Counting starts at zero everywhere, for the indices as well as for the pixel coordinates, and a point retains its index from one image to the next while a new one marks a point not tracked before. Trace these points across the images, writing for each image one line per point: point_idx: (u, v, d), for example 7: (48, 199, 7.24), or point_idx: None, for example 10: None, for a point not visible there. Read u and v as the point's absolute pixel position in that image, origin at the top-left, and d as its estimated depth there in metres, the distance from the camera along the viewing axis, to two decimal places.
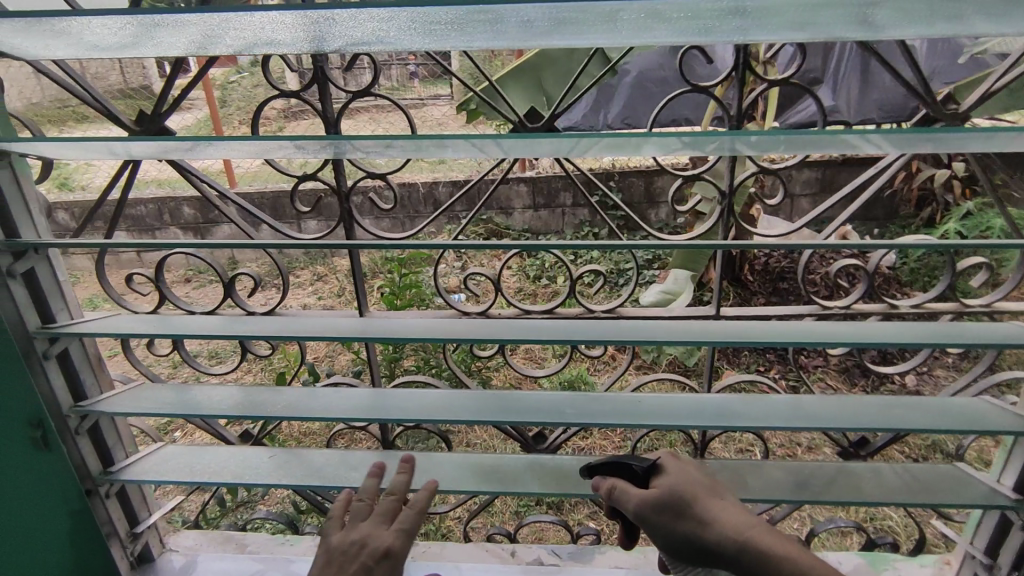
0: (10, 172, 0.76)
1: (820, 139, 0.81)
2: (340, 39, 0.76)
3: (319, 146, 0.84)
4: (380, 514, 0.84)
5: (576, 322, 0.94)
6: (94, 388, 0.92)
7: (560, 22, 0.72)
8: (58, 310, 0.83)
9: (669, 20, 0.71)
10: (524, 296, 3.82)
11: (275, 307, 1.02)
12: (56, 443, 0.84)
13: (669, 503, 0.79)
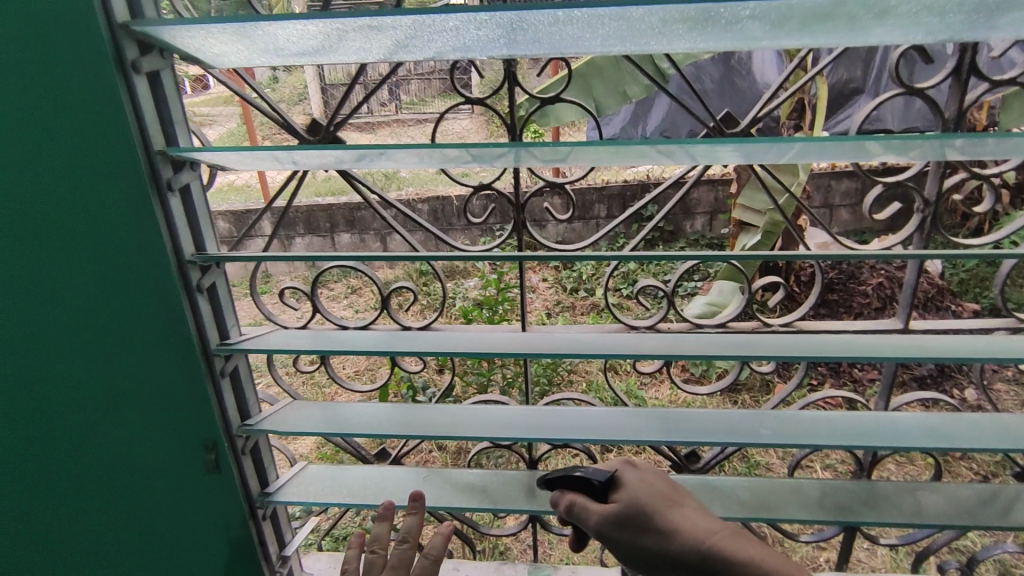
0: (201, 188, 0.77)
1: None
2: (542, 43, 0.69)
3: (497, 156, 0.81)
4: (394, 567, 0.79)
5: (749, 337, 0.88)
6: (254, 407, 0.91)
7: (788, 25, 0.64)
8: (231, 326, 0.84)
9: (919, 22, 0.63)
10: (563, 309, 3.77)
11: (430, 322, 0.99)
12: (226, 466, 0.86)
13: (632, 517, 0.72)
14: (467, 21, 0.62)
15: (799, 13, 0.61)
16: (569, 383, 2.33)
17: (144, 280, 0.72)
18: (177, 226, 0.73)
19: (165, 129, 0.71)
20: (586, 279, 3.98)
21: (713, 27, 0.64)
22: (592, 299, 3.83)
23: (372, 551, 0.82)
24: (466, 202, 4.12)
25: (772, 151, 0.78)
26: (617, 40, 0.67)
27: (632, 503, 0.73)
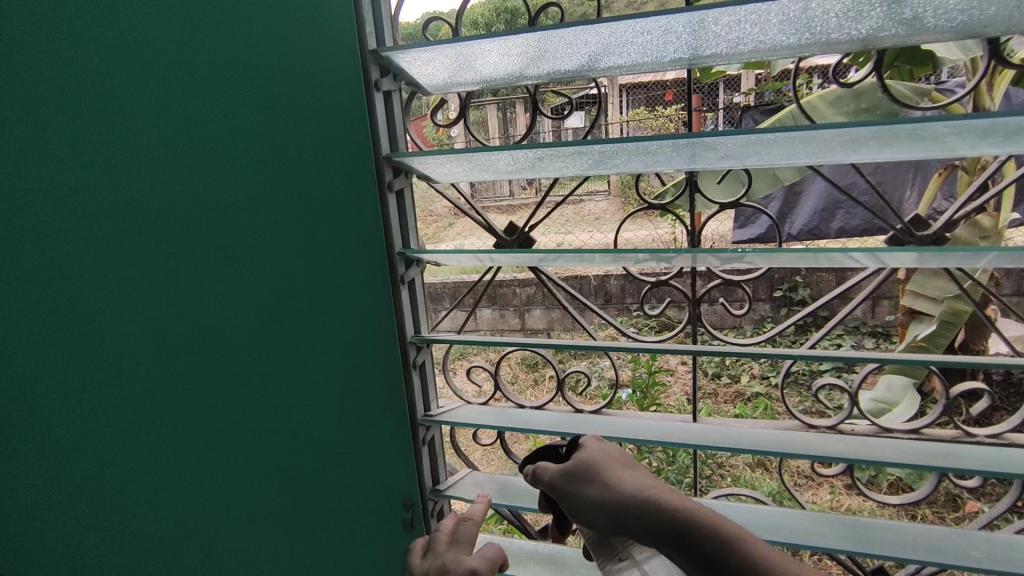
0: (422, 280, 0.95)
1: None
2: (722, 157, 0.77)
3: (674, 257, 0.88)
4: (465, 540, 0.87)
5: (936, 445, 0.85)
6: (444, 475, 1.04)
7: (980, 134, 0.67)
8: (433, 399, 0.99)
9: None
10: (704, 396, 3.61)
11: (600, 406, 1.05)
12: (418, 526, 1.02)
13: (580, 471, 0.79)
14: (663, 144, 0.73)
15: (1007, 123, 0.63)
16: (716, 476, 2.21)
17: (377, 362, 0.96)
18: (404, 313, 0.92)
19: (402, 232, 0.91)
20: (728, 365, 3.82)
21: (899, 138, 0.69)
22: (736, 387, 3.64)
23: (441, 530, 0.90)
24: (603, 283, 4.23)
25: (976, 257, 0.76)
26: (798, 152, 0.74)
27: (584, 459, 0.80)
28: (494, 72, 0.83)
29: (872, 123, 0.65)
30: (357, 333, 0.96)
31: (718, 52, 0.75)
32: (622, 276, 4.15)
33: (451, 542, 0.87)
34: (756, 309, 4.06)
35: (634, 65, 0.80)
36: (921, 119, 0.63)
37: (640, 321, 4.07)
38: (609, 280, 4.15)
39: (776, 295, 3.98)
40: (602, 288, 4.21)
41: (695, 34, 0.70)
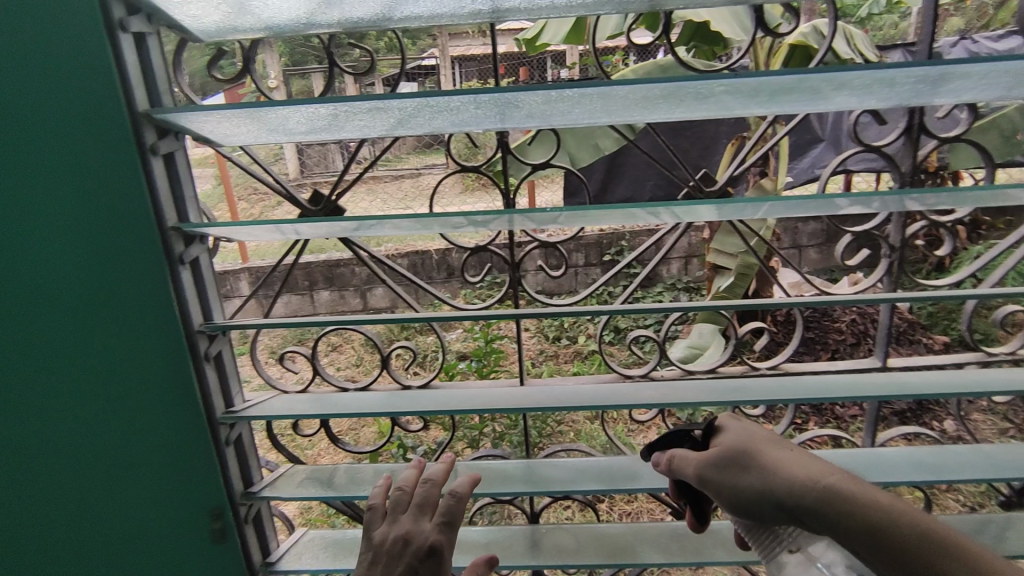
0: (209, 260, 0.85)
1: (983, 194, 0.84)
2: (530, 115, 0.77)
3: (493, 220, 0.86)
4: (419, 505, 0.86)
5: (734, 381, 0.94)
6: (257, 473, 0.97)
7: (763, 91, 0.72)
8: (235, 393, 0.90)
9: (866, 84, 0.73)
10: (547, 358, 3.79)
11: (428, 379, 1.01)
12: (231, 535, 0.91)
13: (732, 461, 0.78)
14: (465, 99, 0.70)
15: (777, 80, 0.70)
16: (557, 431, 2.34)
17: (156, 361, 0.80)
18: (188, 298, 0.81)
19: (176, 204, 0.80)
20: (567, 328, 4.04)
21: (694, 95, 0.73)
22: (575, 347, 3.87)
23: (399, 489, 0.88)
24: (445, 255, 4.21)
25: (747, 210, 0.85)
26: (603, 109, 0.76)
27: (732, 446, 0.79)
28: (277, 17, 0.73)
29: (658, 81, 0.67)
30: (121, 318, 0.77)
31: (516, 6, 0.73)
32: (463, 248, 4.18)
33: (411, 507, 0.86)
34: (589, 272, 4.33)
35: (437, 10, 0.74)
36: (700, 78, 0.67)
37: (485, 291, 4.14)
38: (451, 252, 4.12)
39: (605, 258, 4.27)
40: (444, 262, 4.20)
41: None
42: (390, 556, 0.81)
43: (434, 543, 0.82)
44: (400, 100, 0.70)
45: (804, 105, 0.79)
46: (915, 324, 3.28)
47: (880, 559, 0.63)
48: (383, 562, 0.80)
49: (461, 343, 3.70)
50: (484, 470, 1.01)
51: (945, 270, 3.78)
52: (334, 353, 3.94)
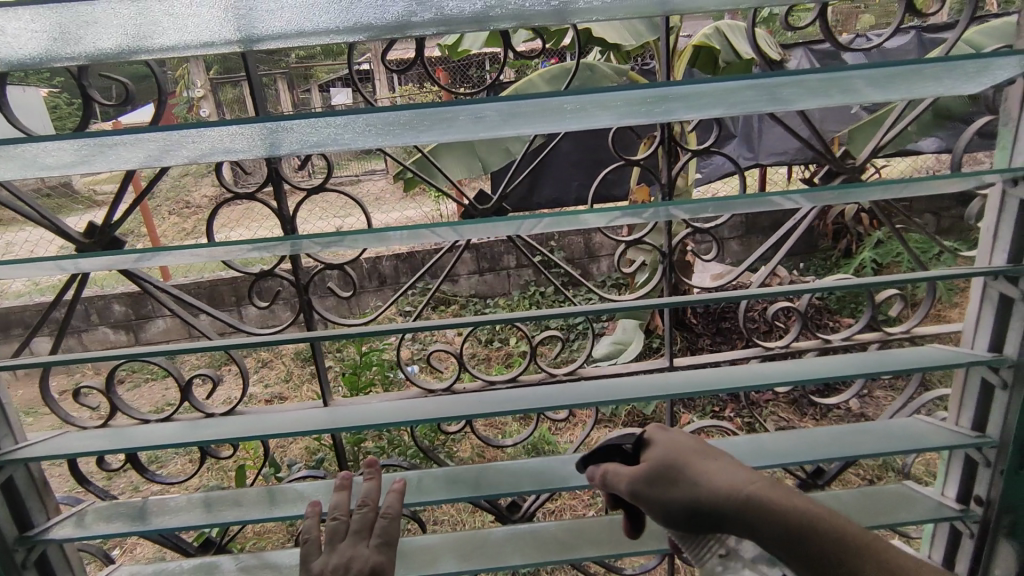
0: None
1: (745, 203, 0.88)
2: (293, 144, 0.79)
3: (277, 246, 0.86)
4: (357, 530, 0.83)
5: (535, 389, 0.97)
6: (42, 514, 0.94)
7: (509, 115, 0.73)
8: (3, 437, 0.87)
9: (609, 107, 0.73)
10: (479, 362, 3.79)
11: (239, 405, 1.01)
12: None
13: (662, 476, 0.75)
14: (221, 131, 0.74)
15: (486, 107, 0.72)
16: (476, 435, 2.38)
17: None
18: None
19: None
20: (498, 331, 4.06)
21: (443, 121, 0.73)
22: (506, 349, 3.90)
23: (335, 515, 0.85)
24: (376, 264, 4.16)
25: (502, 229, 0.89)
26: (368, 136, 0.76)
27: (661, 458, 0.77)
28: (16, 53, 0.69)
29: (411, 106, 0.69)
30: None
31: (277, 34, 0.72)
32: (393, 256, 4.17)
33: (349, 534, 0.83)
34: (520, 273, 4.36)
35: (180, 57, 0.75)
36: (453, 102, 0.69)
37: (416, 298, 4.15)
38: (378, 261, 4.11)
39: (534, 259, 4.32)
40: (375, 271, 4.17)
41: (250, 15, 0.67)
42: None
43: (378, 565, 0.80)
44: (141, 136, 0.72)
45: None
46: (822, 310, 3.43)
47: (808, 560, 0.67)
48: None
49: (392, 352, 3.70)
50: (295, 490, 1.00)
51: (852, 256, 3.98)
52: (263, 369, 3.89)
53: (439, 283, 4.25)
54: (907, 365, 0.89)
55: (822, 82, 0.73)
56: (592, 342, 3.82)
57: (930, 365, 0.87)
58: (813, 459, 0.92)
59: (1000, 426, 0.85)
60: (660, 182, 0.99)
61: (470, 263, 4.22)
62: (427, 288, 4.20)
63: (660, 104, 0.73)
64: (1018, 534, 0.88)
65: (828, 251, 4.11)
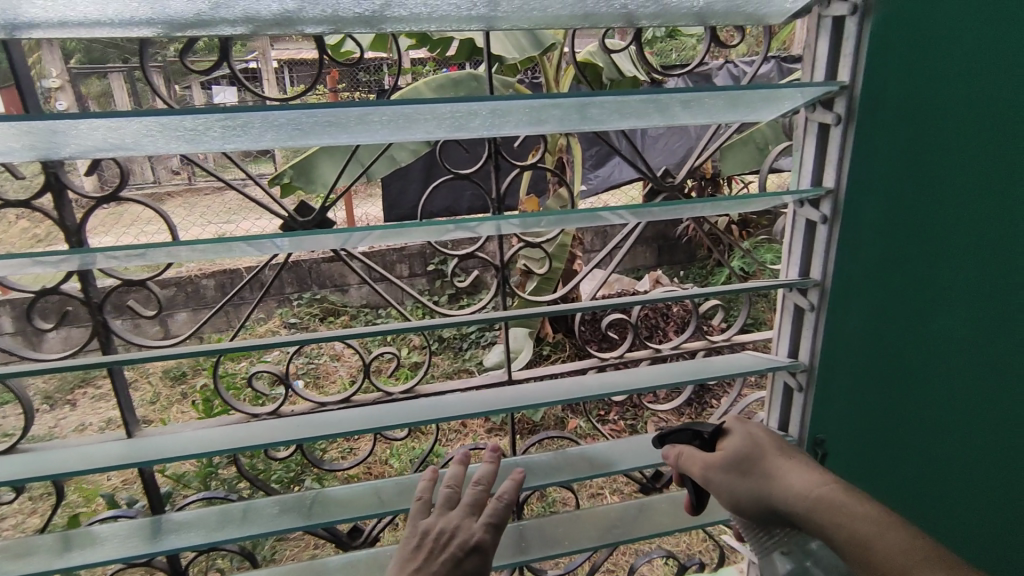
0: None
1: (577, 216, 0.90)
2: (73, 147, 0.70)
3: (61, 261, 0.76)
4: (471, 504, 0.82)
5: (367, 408, 0.92)
6: None
7: (315, 124, 0.69)
8: None
9: (421, 120, 0.71)
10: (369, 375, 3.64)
11: (27, 440, 0.89)
12: None
13: (736, 465, 0.82)
14: None
15: (285, 118, 0.67)
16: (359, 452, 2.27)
17: None
18: None
19: None
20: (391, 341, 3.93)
21: (241, 129, 0.67)
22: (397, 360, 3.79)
23: (449, 486, 0.85)
24: (258, 273, 3.91)
25: (325, 241, 0.84)
26: (159, 139, 0.69)
27: (739, 450, 0.83)
28: None
29: (206, 110, 0.62)
30: None
31: (44, 21, 0.63)
32: (276, 265, 3.94)
33: (462, 505, 0.83)
34: (414, 282, 4.27)
35: None
36: (248, 107, 0.63)
37: (302, 309, 3.94)
38: (260, 270, 3.87)
39: (426, 268, 4.26)
40: (256, 281, 3.92)
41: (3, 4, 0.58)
42: (435, 545, 0.78)
43: (478, 544, 0.78)
44: None
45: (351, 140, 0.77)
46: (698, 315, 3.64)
47: (864, 564, 0.72)
48: (428, 550, 0.78)
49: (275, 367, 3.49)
50: (95, 534, 0.89)
51: (725, 265, 4.27)
52: (126, 390, 3.52)
53: (328, 292, 4.07)
54: (727, 370, 0.93)
55: (628, 106, 0.74)
56: (484, 351, 3.80)
57: (745, 371, 0.92)
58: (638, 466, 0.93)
59: (799, 426, 0.93)
60: (491, 196, 0.97)
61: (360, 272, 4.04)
62: (314, 298, 4.01)
63: (474, 118, 0.73)
64: None
65: (704, 259, 4.38)
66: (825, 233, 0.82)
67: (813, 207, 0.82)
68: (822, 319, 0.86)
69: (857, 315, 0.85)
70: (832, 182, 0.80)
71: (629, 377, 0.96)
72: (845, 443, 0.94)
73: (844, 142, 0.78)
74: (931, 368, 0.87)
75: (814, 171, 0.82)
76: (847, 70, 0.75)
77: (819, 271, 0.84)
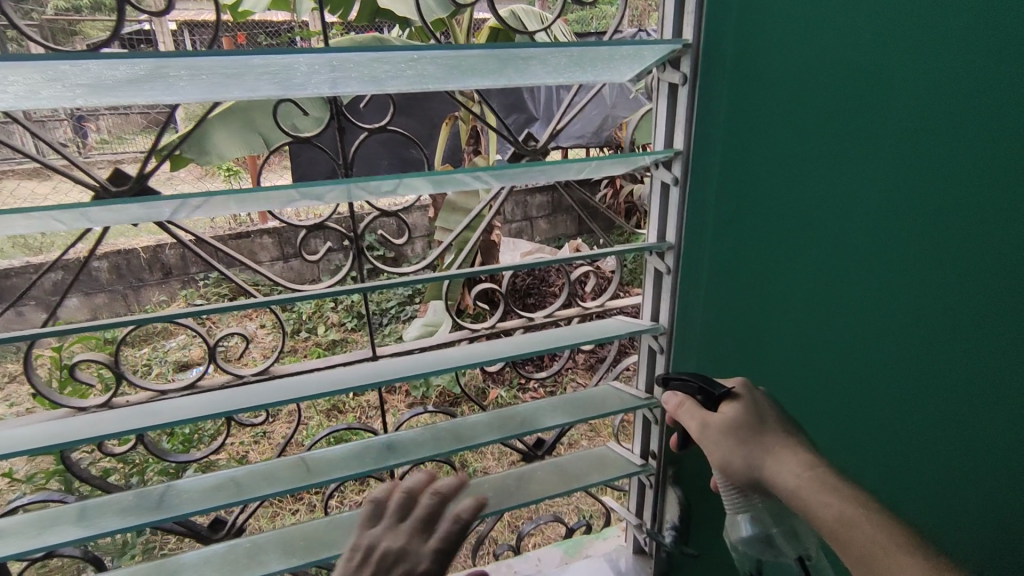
0: None
1: (437, 179, 0.83)
2: None
3: None
4: (424, 524, 0.76)
5: (215, 395, 0.86)
6: None
7: (106, 83, 0.61)
8: None
9: (234, 78, 0.64)
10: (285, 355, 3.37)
11: None
12: None
13: (735, 429, 0.80)
14: None
15: (66, 77, 0.59)
16: None
17: None
18: None
19: None
20: (307, 319, 3.69)
21: (14, 88, 0.59)
22: (314, 339, 3.57)
23: (407, 496, 0.78)
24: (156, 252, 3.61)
25: (150, 209, 0.75)
26: None
27: (741, 416, 0.81)
28: None
29: None
30: None
31: None
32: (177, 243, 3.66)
33: (412, 521, 0.76)
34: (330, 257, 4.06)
35: None
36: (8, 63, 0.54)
37: (208, 290, 3.69)
38: (157, 250, 3.58)
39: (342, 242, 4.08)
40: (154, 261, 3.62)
41: None
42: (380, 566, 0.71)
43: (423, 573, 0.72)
44: None
45: (160, 96, 0.68)
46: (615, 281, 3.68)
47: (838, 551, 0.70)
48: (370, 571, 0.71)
49: (178, 352, 3.26)
50: None
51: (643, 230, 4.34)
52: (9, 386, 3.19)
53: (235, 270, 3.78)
54: (594, 335, 0.93)
55: (466, 65, 0.71)
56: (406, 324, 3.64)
57: (612, 335, 0.92)
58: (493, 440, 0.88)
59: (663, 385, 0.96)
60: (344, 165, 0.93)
61: (272, 248, 3.79)
62: (221, 277, 3.76)
63: (297, 76, 0.67)
64: (681, 481, 1.01)
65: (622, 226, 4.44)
66: (676, 195, 0.86)
67: (666, 169, 0.86)
68: (678, 280, 0.91)
69: (708, 275, 0.92)
70: (681, 144, 0.84)
71: (493, 347, 0.95)
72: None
73: (690, 103, 0.81)
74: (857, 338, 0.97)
75: (666, 134, 0.85)
76: (689, 28, 0.76)
77: (673, 234, 0.89)
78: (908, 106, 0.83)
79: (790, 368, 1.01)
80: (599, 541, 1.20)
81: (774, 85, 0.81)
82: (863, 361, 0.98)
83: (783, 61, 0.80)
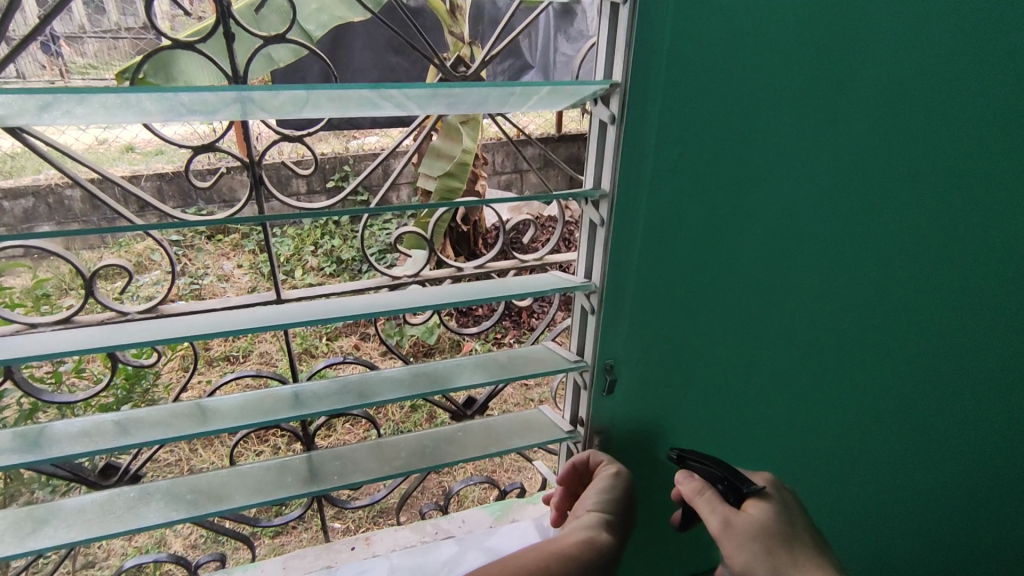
0: None
1: (348, 97, 0.68)
2: None
3: None
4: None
5: (87, 334, 0.76)
6: None
7: None
8: None
9: None
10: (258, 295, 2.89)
11: None
12: None
13: (764, 535, 0.80)
14: None
15: None
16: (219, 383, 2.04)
17: None
18: None
19: None
20: (284, 261, 3.28)
21: None
22: (290, 282, 3.19)
23: None
24: None
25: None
26: None
27: (768, 521, 0.82)
28: None
29: None
30: None
31: None
32: None
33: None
34: None
35: None
36: None
37: None
38: None
39: None
40: None
41: None
42: None
43: None
44: None
45: None
46: None
47: None
48: None
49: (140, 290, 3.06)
50: None
51: None
52: None
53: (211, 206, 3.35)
54: (522, 290, 0.85)
55: None
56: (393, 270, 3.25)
57: (542, 291, 0.83)
58: (403, 397, 0.85)
59: (591, 346, 0.91)
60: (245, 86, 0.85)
61: None
62: None
63: None
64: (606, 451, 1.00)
65: None
66: (613, 135, 0.78)
67: (604, 106, 0.78)
68: (611, 233, 0.83)
69: (643, 228, 0.85)
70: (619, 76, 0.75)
71: (410, 296, 0.86)
72: (632, 365, 0.94)
73: (631, 27, 0.72)
74: (777, 298, 0.97)
75: (606, 63, 0.75)
76: None
77: (607, 181, 0.81)
78: (917, 141, 0.92)
79: (753, 353, 1.00)
80: (527, 504, 1.17)
81: (787, 144, 0.86)
82: (816, 328, 1.01)
83: (789, 117, 0.84)
